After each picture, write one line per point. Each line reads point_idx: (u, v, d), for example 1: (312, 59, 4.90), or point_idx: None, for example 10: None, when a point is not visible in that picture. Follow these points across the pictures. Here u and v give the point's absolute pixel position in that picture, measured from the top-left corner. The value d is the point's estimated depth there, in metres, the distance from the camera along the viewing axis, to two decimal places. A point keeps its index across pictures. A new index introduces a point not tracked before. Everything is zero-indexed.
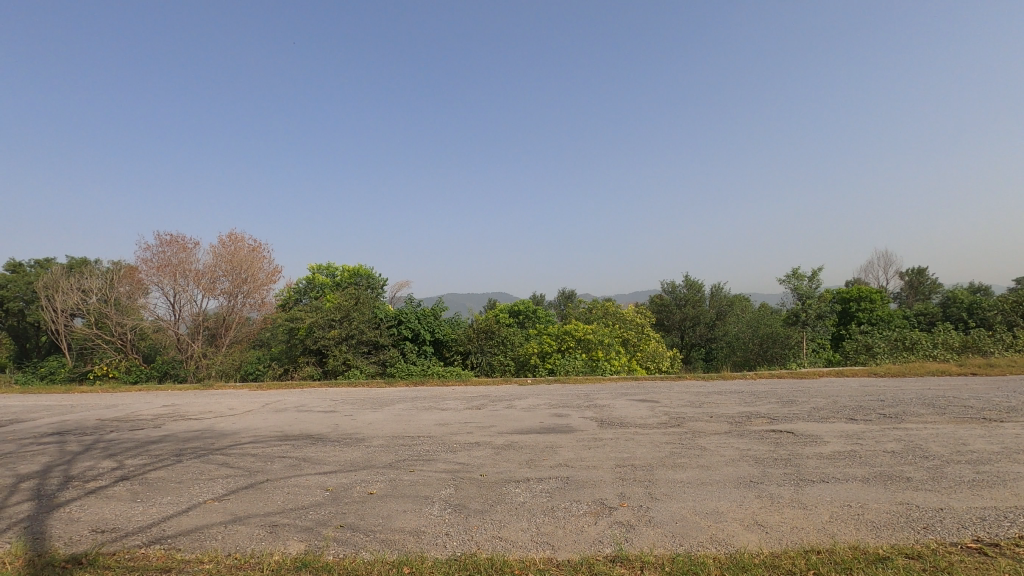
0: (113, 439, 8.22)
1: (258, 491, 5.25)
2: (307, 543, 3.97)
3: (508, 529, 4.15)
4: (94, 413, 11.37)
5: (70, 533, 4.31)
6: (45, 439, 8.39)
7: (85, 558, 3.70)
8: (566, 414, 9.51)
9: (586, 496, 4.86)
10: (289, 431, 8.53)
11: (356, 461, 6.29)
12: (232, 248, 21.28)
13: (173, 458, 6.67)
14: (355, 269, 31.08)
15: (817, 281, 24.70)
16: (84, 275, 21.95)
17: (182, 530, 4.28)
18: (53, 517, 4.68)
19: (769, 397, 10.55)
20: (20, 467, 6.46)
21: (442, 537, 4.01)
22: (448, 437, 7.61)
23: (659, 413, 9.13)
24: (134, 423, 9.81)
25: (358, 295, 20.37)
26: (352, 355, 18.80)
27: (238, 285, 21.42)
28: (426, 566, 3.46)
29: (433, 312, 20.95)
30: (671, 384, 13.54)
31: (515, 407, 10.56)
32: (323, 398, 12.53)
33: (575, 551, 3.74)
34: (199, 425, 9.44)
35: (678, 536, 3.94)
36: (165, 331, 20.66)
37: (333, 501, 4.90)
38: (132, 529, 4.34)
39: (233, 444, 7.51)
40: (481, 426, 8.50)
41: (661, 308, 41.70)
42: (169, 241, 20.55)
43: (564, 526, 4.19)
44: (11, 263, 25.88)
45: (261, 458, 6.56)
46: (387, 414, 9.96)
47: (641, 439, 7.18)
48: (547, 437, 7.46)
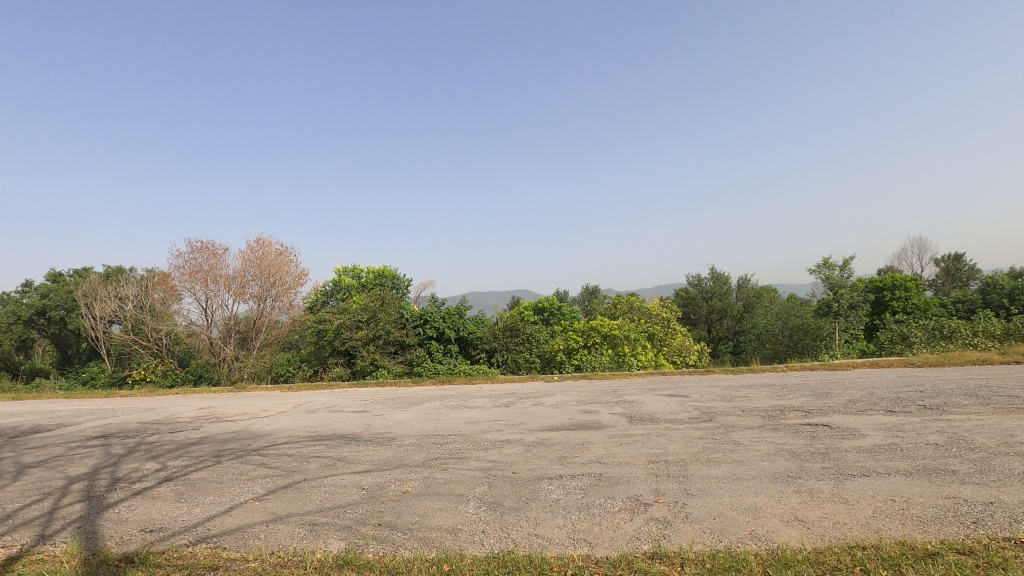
0: (155, 442, 8.47)
1: (297, 491, 5.36)
2: (347, 541, 4.05)
3: (544, 526, 4.16)
4: (134, 416, 11.73)
5: (121, 532, 4.47)
6: (91, 442, 8.71)
7: (136, 557, 3.83)
8: (595, 410, 9.47)
9: (621, 493, 4.84)
10: (322, 432, 8.70)
11: (389, 460, 6.38)
12: (261, 253, 21.74)
13: (213, 459, 6.87)
14: (380, 270, 31.43)
15: (849, 271, 23.92)
16: (121, 283, 22.70)
17: (225, 529, 4.41)
18: (104, 518, 4.86)
19: (802, 390, 10.34)
20: (70, 469, 6.73)
21: (479, 535, 4.04)
22: (478, 435, 7.67)
23: (689, 408, 9.05)
24: (174, 425, 10.13)
25: (384, 295, 20.58)
26: (379, 355, 19.08)
27: (267, 288, 21.82)
28: (465, 563, 3.49)
29: (457, 310, 21.11)
30: (700, 378, 13.40)
31: (543, 404, 10.55)
32: (353, 399, 12.72)
33: (613, 548, 3.73)
34: (236, 426, 9.70)
35: (717, 532, 3.90)
36: (198, 335, 21.25)
37: (370, 499, 4.98)
38: (179, 528, 4.49)
39: (269, 445, 7.68)
40: (511, 424, 8.53)
41: (687, 302, 41.17)
42: (199, 248, 21.14)
43: (601, 523, 4.18)
44: (53, 273, 26.92)
45: (297, 458, 6.70)
46: (417, 413, 10.08)
47: (673, 434, 7.12)
48: (578, 433, 7.44)
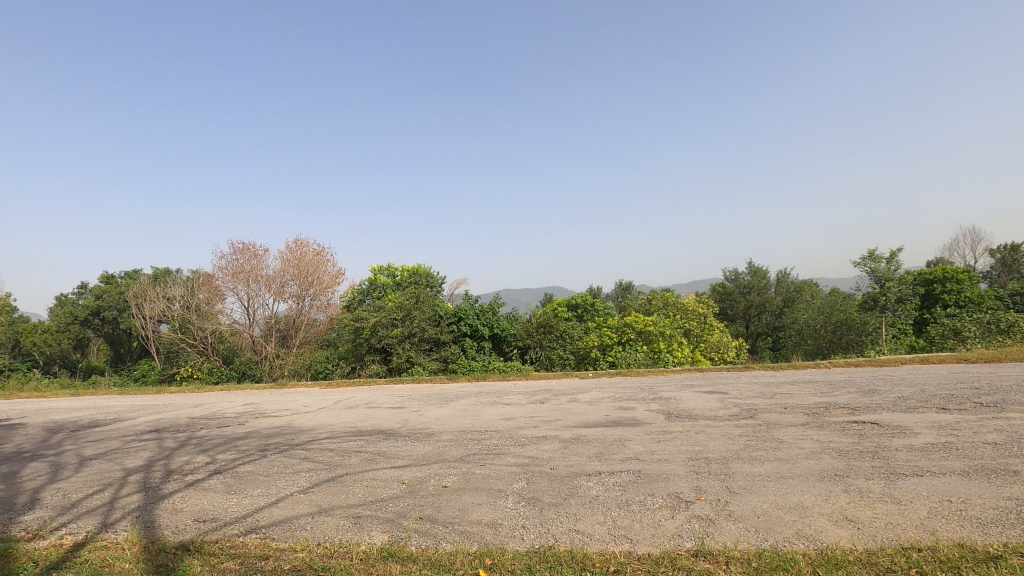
0: (203, 436, 8.82)
1: (340, 484, 5.49)
2: (390, 533, 4.13)
3: (584, 522, 4.15)
4: (184, 411, 12.23)
5: (177, 521, 4.67)
6: (145, 436, 9.14)
7: (192, 546, 4.00)
8: (632, 407, 9.40)
9: (661, 490, 4.79)
10: (362, 427, 8.90)
11: (427, 456, 6.47)
12: (299, 253, 22.32)
13: (259, 453, 7.10)
14: (414, 268, 31.81)
15: (896, 263, 22.92)
16: (168, 284, 23.61)
17: (274, 521, 4.55)
18: (160, 508, 5.09)
19: (847, 387, 10.00)
20: (127, 462, 7.06)
21: (519, 530, 4.07)
22: (515, 431, 7.70)
23: (729, 405, 8.87)
24: (221, 421, 10.51)
25: (418, 292, 20.86)
26: (414, 352, 19.37)
27: (306, 288, 22.38)
28: (507, 557, 3.52)
29: (491, 307, 21.22)
30: (739, 375, 13.10)
31: (578, 401, 10.50)
32: (390, 395, 12.94)
33: (655, 545, 3.70)
34: (279, 421, 10.00)
35: (762, 531, 3.82)
36: (241, 334, 21.93)
37: (410, 493, 5.07)
38: (230, 519, 4.66)
39: (311, 439, 7.89)
40: (547, 420, 8.53)
41: (724, 297, 40.32)
42: (241, 250, 21.84)
43: (642, 519, 4.14)
44: (105, 275, 28.20)
45: (339, 453, 6.86)
46: (453, 410, 10.19)
47: (712, 431, 6.99)
48: (615, 430, 7.37)
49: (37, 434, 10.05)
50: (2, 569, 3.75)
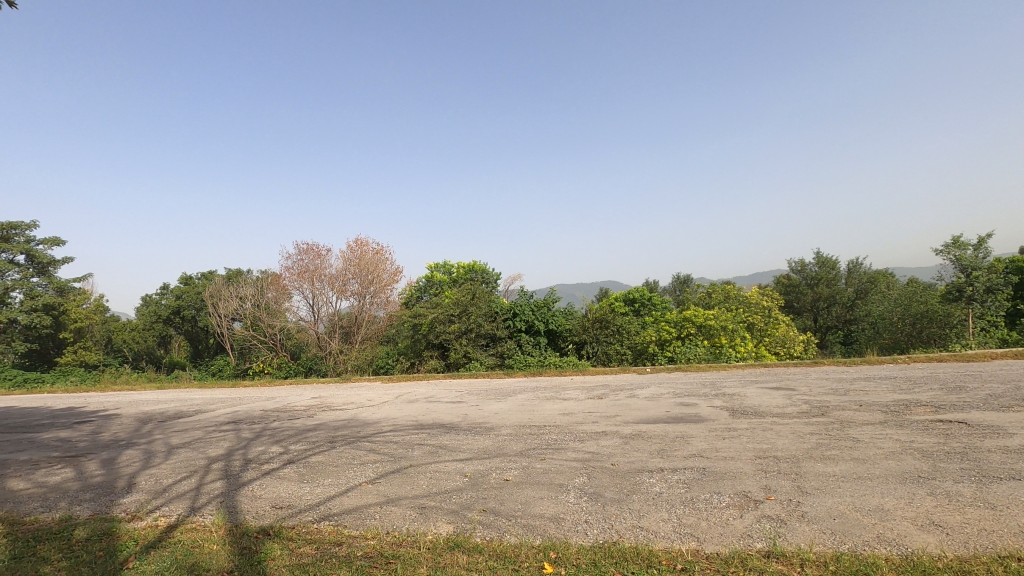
0: (276, 427, 9.32)
1: (405, 476, 5.66)
2: (455, 525, 4.22)
3: (648, 519, 4.10)
4: (258, 404, 12.95)
5: (257, 507, 4.97)
6: (224, 427, 9.76)
7: (271, 530, 4.25)
8: (694, 403, 9.17)
9: (727, 489, 4.65)
10: (424, 420, 9.13)
11: (488, 449, 6.57)
12: (359, 253, 23.22)
13: (328, 444, 7.43)
14: (469, 265, 32.15)
15: (985, 250, 21.08)
16: (240, 284, 24.98)
17: (345, 509, 4.76)
18: (241, 494, 5.42)
19: (930, 384, 9.37)
20: (209, 450, 7.56)
21: (582, 525, 4.07)
22: (574, 427, 7.67)
23: (797, 402, 8.49)
24: (291, 413, 11.04)
25: (474, 289, 21.17)
26: (472, 347, 19.69)
27: (367, 286, 23.19)
28: (571, 552, 3.53)
29: (546, 303, 21.22)
30: (808, 371, 12.51)
31: (638, 397, 10.33)
32: (449, 390, 13.19)
33: (724, 544, 3.61)
34: (345, 414, 10.43)
35: (839, 534, 3.65)
36: (307, 331, 22.93)
37: (473, 486, 5.17)
38: (305, 506, 4.91)
39: (376, 432, 8.16)
40: (606, 415, 8.47)
41: (790, 289, 38.57)
42: (306, 250, 22.90)
43: (708, 518, 4.05)
44: (184, 276, 30.18)
45: (403, 446, 7.07)
46: (511, 405, 10.28)
47: (781, 429, 6.72)
48: (677, 427, 7.22)
49: (130, 424, 10.92)
50: (107, 546, 4.12)
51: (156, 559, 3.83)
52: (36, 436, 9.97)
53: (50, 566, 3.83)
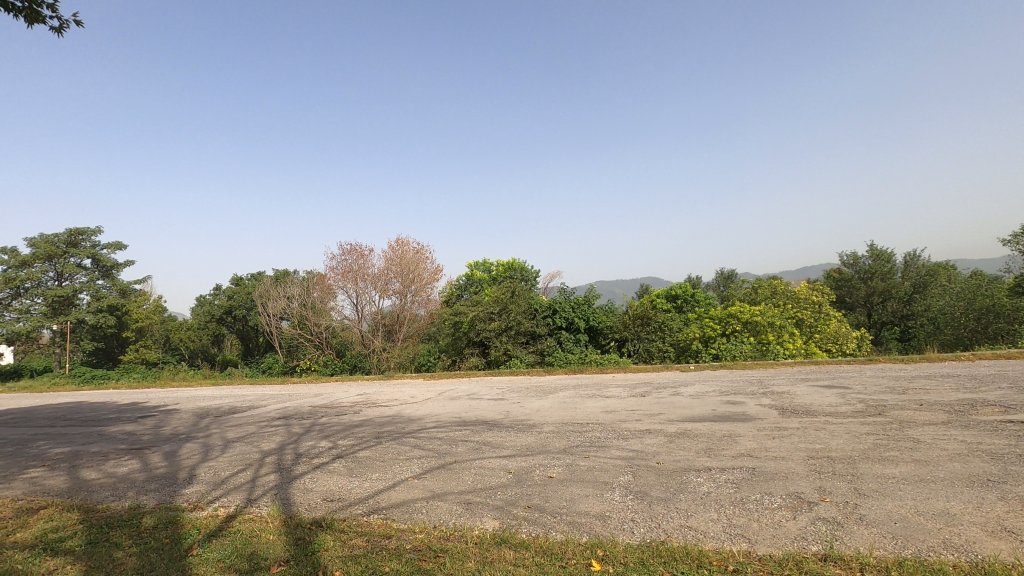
0: (324, 423, 9.61)
1: (450, 471, 5.74)
2: (501, 520, 4.26)
3: (696, 519, 4.03)
4: (306, 400, 13.38)
5: (309, 500, 5.15)
6: (275, 422, 10.11)
7: (324, 522, 4.39)
8: (741, 401, 8.93)
9: (779, 489, 4.52)
10: (467, 417, 9.23)
11: (531, 446, 6.58)
12: (401, 252, 23.66)
13: (374, 440, 7.60)
14: (509, 262, 32.17)
15: None
16: (288, 284, 25.77)
17: (393, 503, 4.87)
18: (294, 487, 5.62)
19: (999, 382, 8.82)
20: (263, 444, 7.87)
21: (629, 523, 4.03)
22: (617, 424, 7.61)
23: (852, 401, 8.16)
24: (338, 409, 11.36)
25: (513, 286, 21.24)
26: (512, 345, 19.76)
27: (408, 284, 23.60)
28: (619, 550, 3.51)
29: (586, 300, 21.11)
30: (863, 368, 11.98)
31: (682, 394, 10.14)
32: (490, 387, 13.29)
33: (776, 546, 3.51)
34: (389, 410, 10.64)
35: (900, 538, 3.50)
36: (351, 329, 23.51)
37: (517, 482, 5.20)
38: (354, 499, 5.05)
39: (420, 428, 8.30)
40: (649, 413, 8.35)
41: (841, 283, 37.11)
42: (349, 250, 23.49)
43: (759, 519, 3.95)
44: (235, 277, 31.36)
45: (447, 442, 7.17)
46: (553, 402, 10.28)
47: (835, 428, 6.48)
48: (723, 425, 7.07)
49: (189, 419, 11.47)
50: (173, 534, 4.35)
51: (217, 547, 4.02)
52: (104, 430, 10.59)
53: (122, 551, 4.07)
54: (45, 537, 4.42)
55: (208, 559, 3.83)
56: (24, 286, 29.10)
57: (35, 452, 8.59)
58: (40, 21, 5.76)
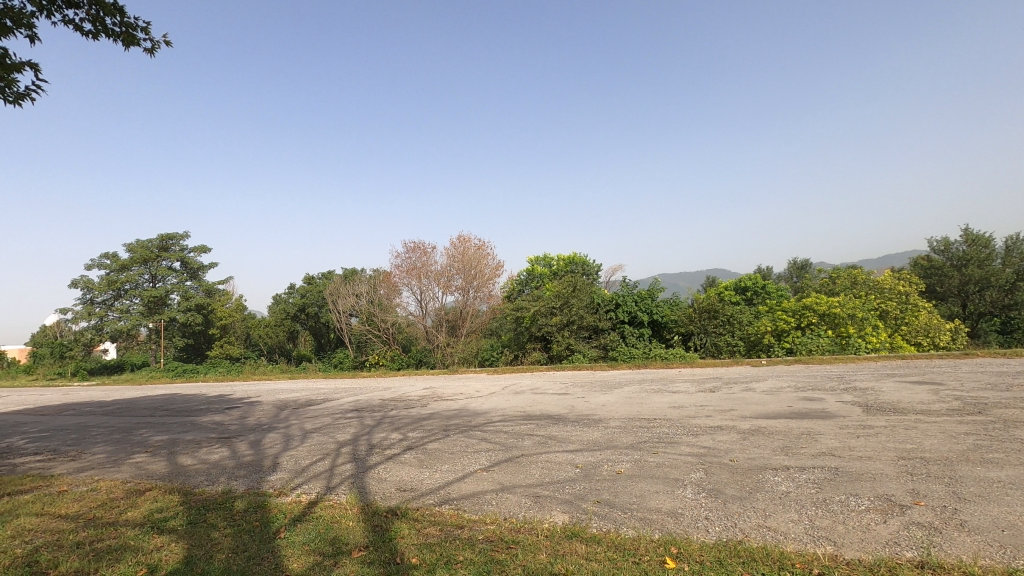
0: (395, 416, 9.94)
1: (518, 465, 5.80)
2: (572, 515, 4.26)
3: (775, 519, 3.87)
4: (377, 393, 13.91)
5: (384, 489, 5.36)
6: (349, 414, 10.58)
7: (399, 510, 4.55)
8: (819, 398, 8.47)
9: (867, 491, 4.26)
10: (531, 411, 9.28)
11: (598, 441, 6.53)
12: (463, 249, 24.09)
13: (443, 433, 7.79)
14: (569, 257, 31.97)
15: None
16: (356, 282, 26.75)
17: (463, 494, 4.98)
18: (368, 477, 5.85)
19: None
20: (338, 435, 8.26)
21: (703, 521, 3.93)
22: (686, 420, 7.42)
23: (946, 398, 7.56)
24: (407, 402, 11.74)
25: (575, 281, 21.16)
26: (574, 340, 19.73)
27: (470, 280, 23.98)
28: (693, 548, 3.43)
29: (650, 293, 20.68)
30: (958, 363, 11.05)
31: (754, 390, 9.75)
32: (553, 381, 13.32)
33: (866, 551, 3.31)
34: (456, 404, 10.87)
35: (1009, 547, 3.21)
36: (416, 325, 24.19)
37: (586, 477, 5.18)
38: (426, 490, 5.21)
39: (486, 422, 8.43)
40: (720, 409, 8.09)
41: (931, 272, 34.35)
42: (413, 248, 24.15)
43: (845, 521, 3.74)
44: (308, 277, 32.94)
45: (513, 435, 7.25)
46: (618, 397, 10.16)
47: (927, 427, 6.03)
48: (802, 422, 6.74)
49: (271, 410, 12.22)
50: (263, 517, 4.65)
51: (302, 531, 4.26)
52: (197, 419, 11.47)
53: (218, 531, 4.40)
54: (152, 517, 4.85)
55: (295, 542, 4.07)
56: (124, 288, 31.87)
57: (138, 439, 9.42)
58: (136, 44, 6.27)
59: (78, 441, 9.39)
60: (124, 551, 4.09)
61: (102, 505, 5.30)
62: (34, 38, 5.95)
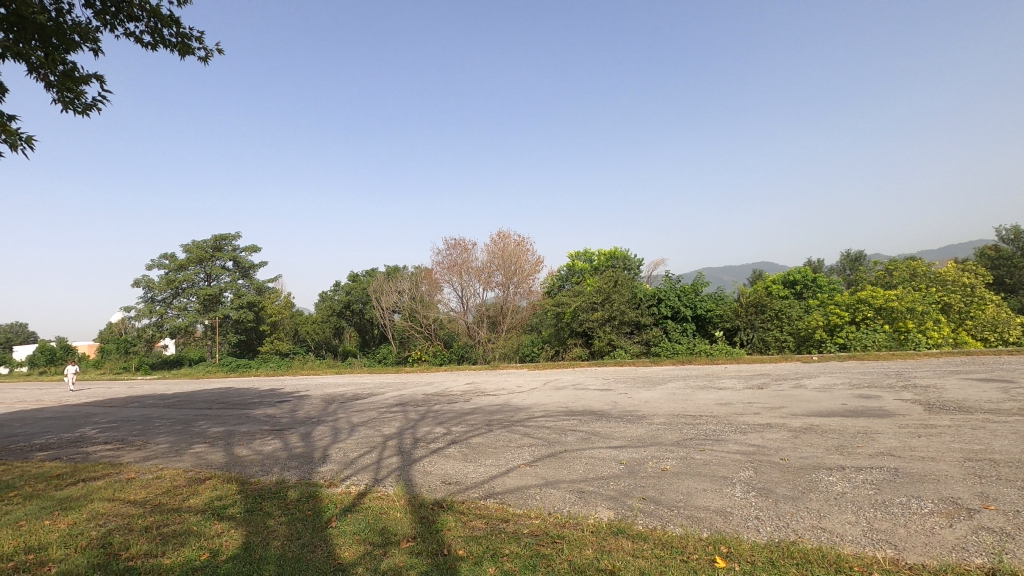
0: (438, 410, 10.10)
1: (561, 460, 5.79)
2: (617, 511, 4.23)
3: (830, 520, 3.73)
4: (420, 388, 14.16)
5: (430, 482, 5.45)
6: (394, 408, 10.82)
7: (444, 503, 4.63)
8: (876, 395, 8.11)
9: (930, 493, 4.06)
10: (574, 407, 9.25)
11: (642, 438, 6.45)
12: (503, 245, 24.18)
13: (486, 427, 7.85)
14: (610, 251, 31.61)
15: None
16: (398, 279, 27.18)
17: (507, 488, 5.02)
18: (414, 470, 5.97)
19: None
20: (384, 429, 8.46)
21: (753, 521, 3.83)
22: (734, 417, 7.23)
23: (1018, 396, 7.10)
24: (450, 397, 11.88)
25: (616, 276, 20.86)
26: (616, 335, 19.55)
27: (510, 276, 24.04)
28: (745, 548, 3.35)
29: (693, 288, 20.21)
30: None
31: (805, 387, 9.41)
32: (596, 377, 13.23)
33: (930, 555, 3.16)
34: (498, 400, 10.93)
35: None
36: (457, 321, 24.47)
37: (630, 473, 5.13)
38: (470, 483, 5.27)
39: (528, 417, 8.45)
40: (769, 406, 7.85)
41: (999, 263, 32.32)
42: (454, 245, 24.37)
43: (907, 525, 3.57)
44: (352, 274, 33.73)
45: (556, 431, 7.24)
46: (662, 393, 10.01)
47: (997, 428, 5.68)
48: (857, 421, 6.46)
49: (319, 404, 12.62)
50: (315, 507, 4.81)
51: (353, 521, 4.39)
52: (251, 412, 11.96)
53: (273, 519, 4.59)
54: (213, 504, 5.10)
55: (346, 531, 4.20)
56: (181, 287, 33.47)
57: (198, 430, 9.90)
58: (190, 53, 6.56)
59: (143, 432, 9.95)
60: (187, 536, 4.32)
61: (167, 492, 5.61)
62: (98, 52, 6.31)
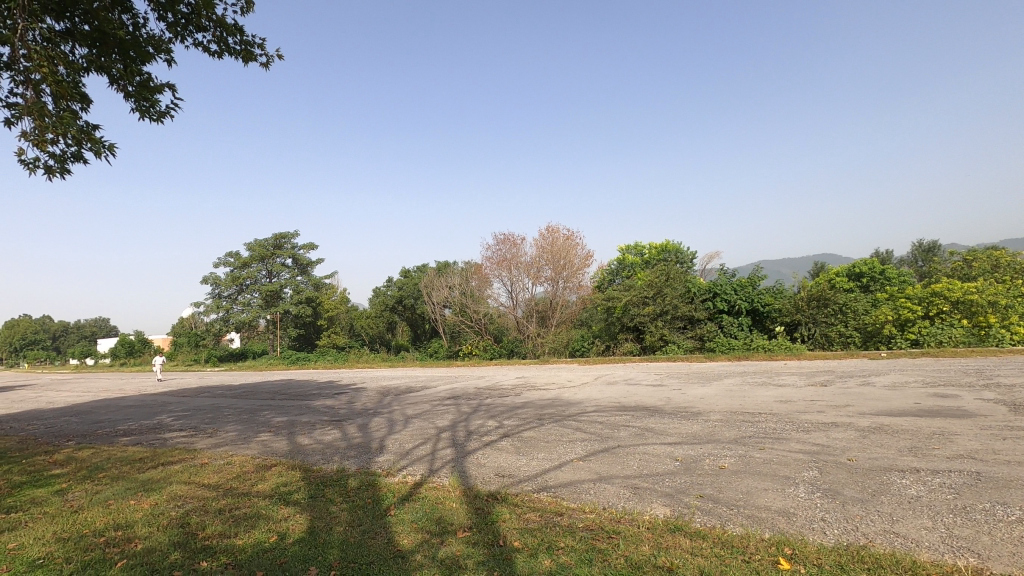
0: (490, 404, 10.21)
1: (614, 456, 5.74)
2: (673, 508, 4.16)
3: (903, 525, 3.54)
4: (472, 382, 14.37)
5: (483, 473, 5.53)
6: (446, 401, 11.02)
7: (499, 495, 4.68)
8: (953, 394, 7.60)
9: (1017, 500, 3.77)
10: (626, 402, 9.14)
11: (698, 435, 6.31)
12: (552, 239, 24.09)
13: (537, 421, 7.88)
14: (662, 245, 30.95)
15: None
16: (449, 274, 27.56)
17: (561, 482, 5.02)
18: (468, 461, 6.06)
19: None
20: (438, 421, 8.64)
21: (819, 522, 3.68)
22: (795, 415, 6.96)
23: None
24: (501, 391, 12.00)
25: (668, 270, 20.42)
26: (668, 330, 19.20)
27: (559, 271, 23.95)
28: (810, 550, 3.23)
29: (750, 281, 19.52)
30: None
31: (874, 385, 8.92)
32: (647, 373, 13.02)
33: (1019, 566, 2.94)
34: (549, 394, 10.95)
35: None
36: (507, 315, 24.67)
37: (687, 470, 5.03)
38: (523, 477, 5.30)
39: (580, 412, 8.42)
40: (833, 404, 7.50)
41: None
42: (503, 240, 24.49)
43: (992, 532, 3.34)
44: (404, 270, 34.47)
45: (609, 426, 7.18)
46: (718, 389, 9.73)
47: None
48: (933, 421, 6.08)
49: (375, 396, 13.02)
50: (374, 495, 4.97)
51: (410, 510, 4.51)
52: (312, 403, 12.48)
53: (335, 505, 4.78)
54: (279, 489, 5.36)
55: (404, 519, 4.32)
56: (245, 283, 35.20)
57: (263, 420, 10.42)
58: (253, 60, 6.87)
59: (213, 420, 10.56)
60: (257, 518, 4.56)
61: (237, 477, 5.94)
62: (171, 63, 6.72)
